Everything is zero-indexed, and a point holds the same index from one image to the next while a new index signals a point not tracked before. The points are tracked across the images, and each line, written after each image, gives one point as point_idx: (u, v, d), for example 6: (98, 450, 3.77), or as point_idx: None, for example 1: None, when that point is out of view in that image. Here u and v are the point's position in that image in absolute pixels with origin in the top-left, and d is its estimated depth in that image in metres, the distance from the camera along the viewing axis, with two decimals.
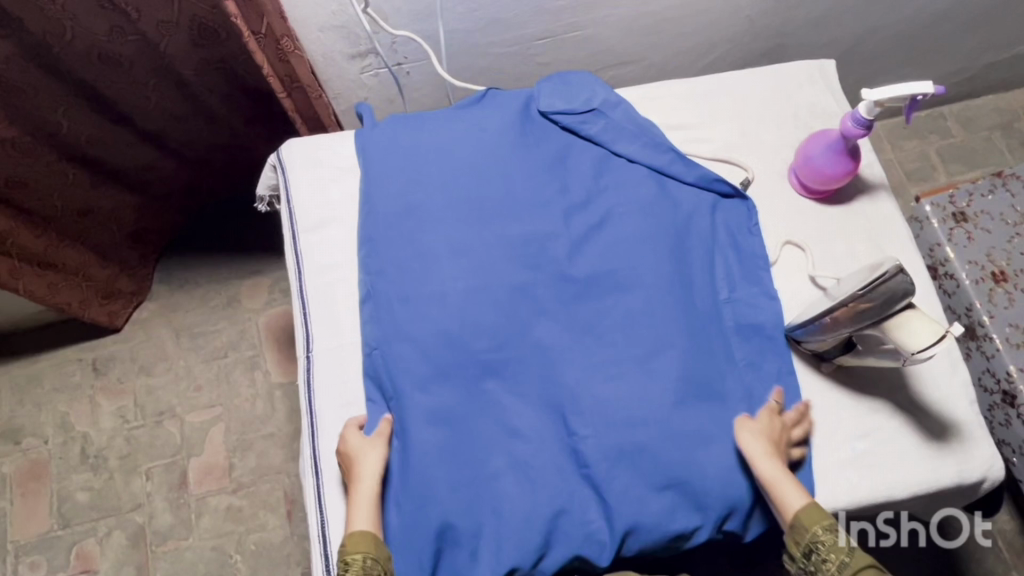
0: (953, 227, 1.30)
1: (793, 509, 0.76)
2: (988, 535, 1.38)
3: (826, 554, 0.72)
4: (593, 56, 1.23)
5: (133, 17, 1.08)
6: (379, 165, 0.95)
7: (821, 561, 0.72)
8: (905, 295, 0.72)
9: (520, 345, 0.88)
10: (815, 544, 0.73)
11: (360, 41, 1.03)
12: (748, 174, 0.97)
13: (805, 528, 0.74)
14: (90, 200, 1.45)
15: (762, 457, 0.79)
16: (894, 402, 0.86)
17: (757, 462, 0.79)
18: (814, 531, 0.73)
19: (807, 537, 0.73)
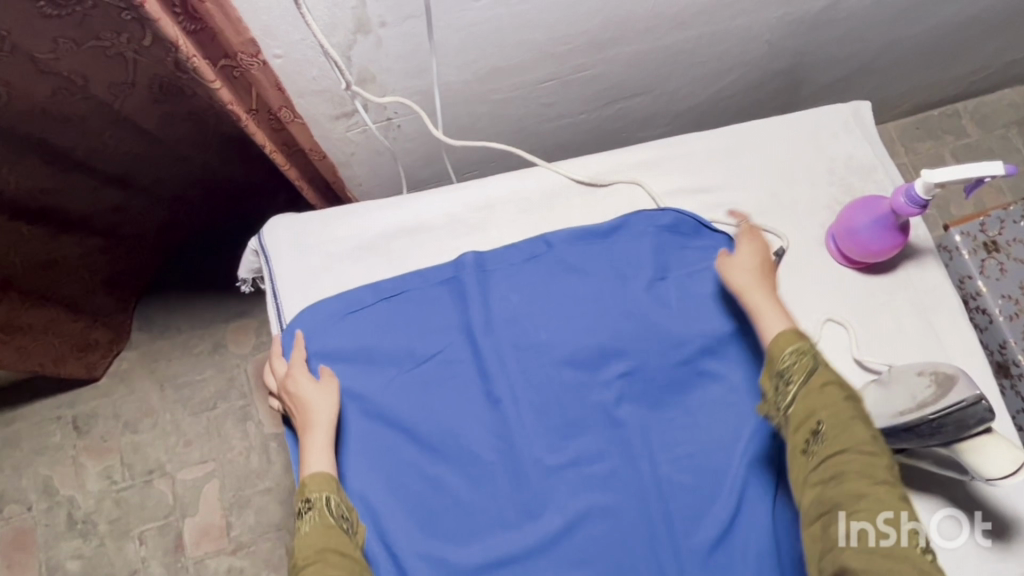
0: (984, 259, 1.21)
1: (771, 335, 0.76)
2: None
3: (790, 375, 0.72)
4: (599, 92, 1.11)
5: (79, 83, 0.92)
6: (365, 266, 0.87)
7: (787, 381, 0.72)
8: (981, 421, 0.64)
9: (522, 462, 0.81)
10: (784, 368, 0.72)
11: (345, 102, 0.91)
12: (782, 242, 0.87)
13: (777, 354, 0.73)
14: (53, 251, 1.28)
15: (747, 286, 0.79)
16: (949, 498, 0.80)
17: (743, 290, 0.79)
18: (783, 356, 0.73)
19: (778, 362, 0.73)
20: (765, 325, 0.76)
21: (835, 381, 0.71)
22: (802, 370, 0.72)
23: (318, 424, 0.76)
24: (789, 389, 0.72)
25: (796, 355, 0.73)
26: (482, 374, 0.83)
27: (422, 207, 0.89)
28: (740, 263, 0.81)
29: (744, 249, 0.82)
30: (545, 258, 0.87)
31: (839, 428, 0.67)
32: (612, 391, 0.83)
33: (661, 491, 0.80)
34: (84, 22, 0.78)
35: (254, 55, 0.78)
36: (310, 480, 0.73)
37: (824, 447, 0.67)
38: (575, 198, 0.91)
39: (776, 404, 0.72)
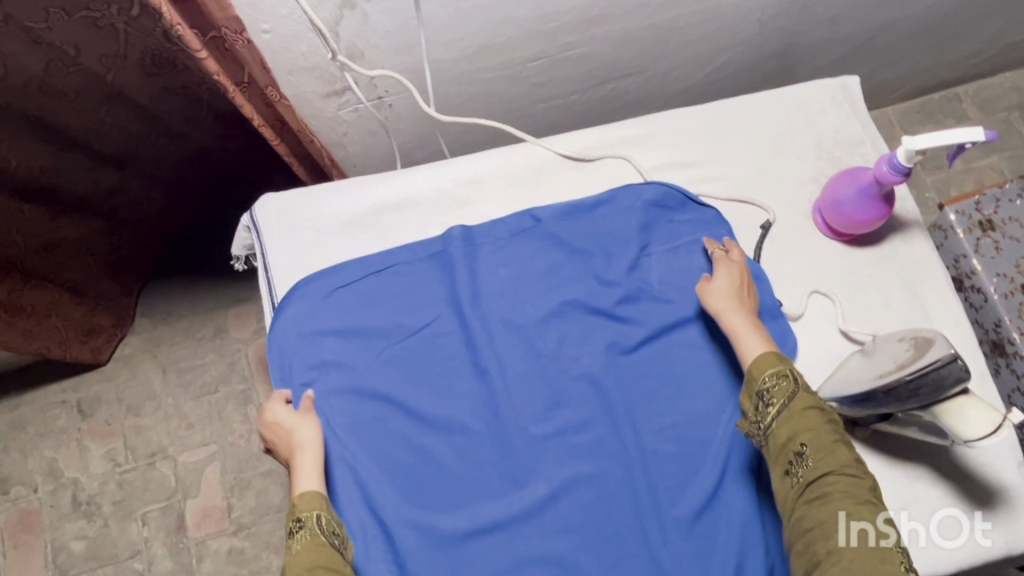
0: (979, 238, 1.21)
1: (751, 356, 0.76)
2: None
3: (771, 398, 0.72)
4: (590, 72, 1.12)
5: (72, 55, 0.95)
6: (353, 240, 0.89)
7: (766, 406, 0.72)
8: (958, 381, 0.63)
9: (508, 431, 0.81)
10: (762, 390, 0.72)
11: (335, 79, 0.92)
12: (769, 215, 0.88)
13: (755, 377, 0.73)
14: (53, 232, 1.30)
15: (727, 311, 0.79)
16: (934, 468, 0.80)
17: (723, 316, 0.79)
18: (762, 378, 0.73)
19: (756, 385, 0.73)
20: (745, 348, 0.76)
21: (815, 406, 0.71)
22: (782, 395, 0.72)
23: (304, 445, 0.76)
24: (768, 411, 0.72)
25: (775, 377, 0.73)
26: (469, 347, 0.84)
27: (410, 183, 0.90)
28: (718, 289, 0.80)
29: (720, 275, 0.81)
30: (533, 232, 0.88)
31: (822, 450, 0.68)
32: (597, 362, 0.84)
33: (646, 461, 0.80)
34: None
35: (239, 32, 0.79)
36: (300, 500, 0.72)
37: (808, 471, 0.67)
38: (562, 173, 0.91)
39: (755, 425, 0.73)
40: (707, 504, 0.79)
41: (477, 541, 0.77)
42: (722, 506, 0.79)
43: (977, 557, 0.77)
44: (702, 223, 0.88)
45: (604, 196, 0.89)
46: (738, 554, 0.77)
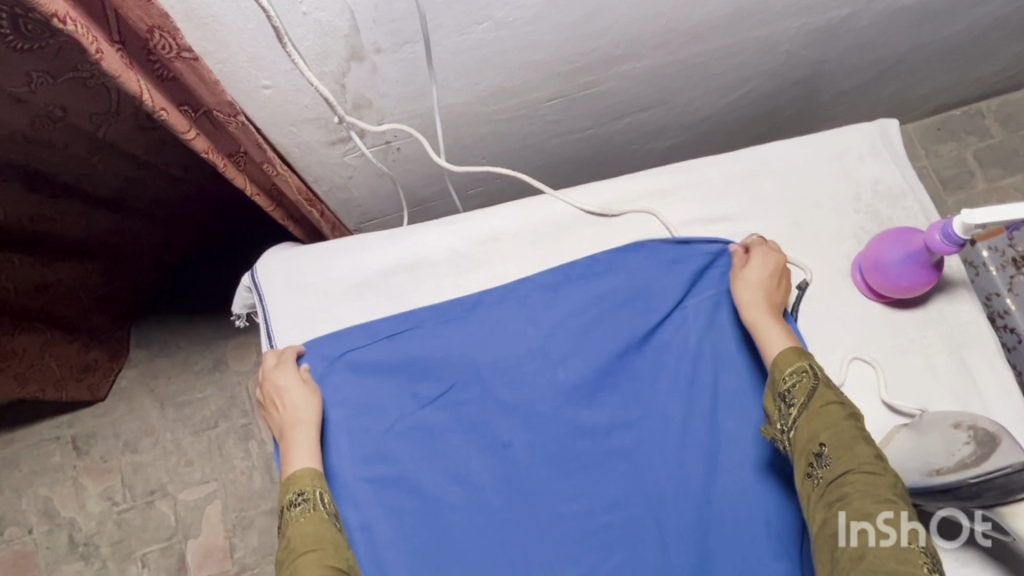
0: (1014, 275, 1.16)
1: (773, 353, 0.74)
2: None
3: (792, 395, 0.69)
4: (609, 108, 1.06)
5: (59, 114, 0.94)
6: (363, 304, 0.83)
7: (788, 403, 0.69)
8: None
9: (533, 512, 0.77)
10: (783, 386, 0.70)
11: (339, 128, 0.86)
12: (806, 274, 0.82)
13: (777, 371, 0.71)
14: (46, 275, 1.23)
15: (751, 303, 0.77)
16: (987, 551, 0.74)
17: (745, 307, 0.77)
18: (783, 374, 0.70)
19: (778, 380, 0.71)
20: (767, 345, 0.74)
21: (836, 403, 0.67)
22: (803, 394, 0.68)
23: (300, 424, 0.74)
24: (791, 411, 0.69)
25: (796, 373, 0.70)
26: (488, 420, 0.79)
27: (424, 242, 0.84)
28: (748, 278, 0.78)
29: (753, 263, 0.79)
30: (564, 293, 0.82)
31: (842, 447, 0.63)
32: (626, 435, 0.79)
33: (682, 543, 0.75)
34: (60, 53, 0.81)
35: (232, 115, 0.74)
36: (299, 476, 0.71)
37: (828, 470, 0.63)
38: (585, 229, 0.85)
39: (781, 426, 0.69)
40: None
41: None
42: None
43: None
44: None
45: (637, 250, 0.83)
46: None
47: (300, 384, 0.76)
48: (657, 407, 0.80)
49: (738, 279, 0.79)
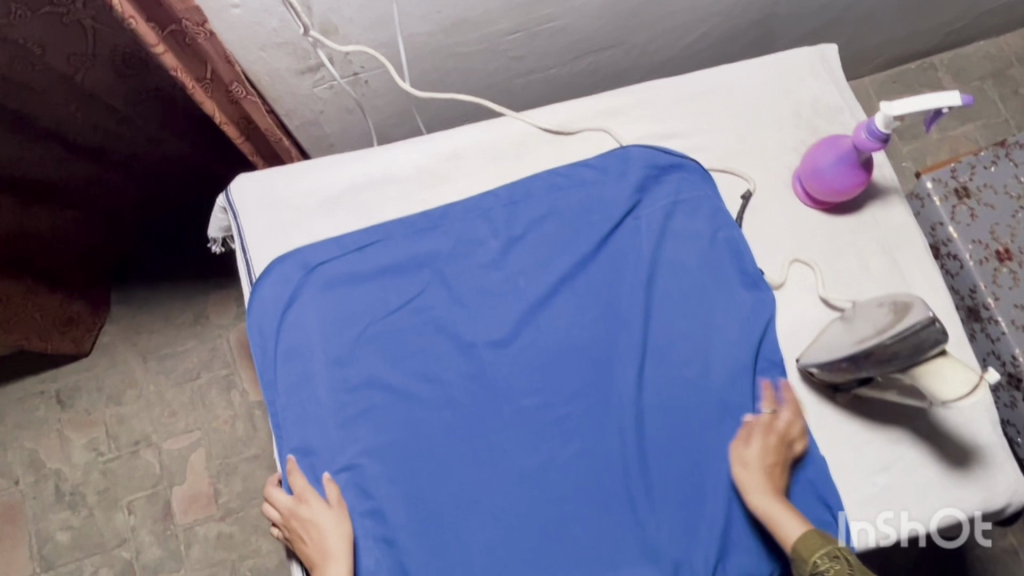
0: (956, 205, 1.23)
1: (792, 537, 0.73)
2: (989, 539, 1.36)
3: None
4: (569, 45, 1.10)
5: (38, 54, 0.96)
6: (334, 219, 0.87)
7: None
8: (936, 344, 0.65)
9: (497, 405, 0.82)
10: (816, 574, 0.69)
11: (308, 56, 0.90)
12: (749, 185, 0.88)
13: (805, 558, 0.70)
14: (25, 221, 1.25)
15: (755, 490, 0.76)
16: (914, 431, 0.82)
17: (750, 494, 0.76)
18: (814, 560, 0.69)
19: (808, 567, 0.70)
20: (784, 531, 0.73)
21: None
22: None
23: (332, 554, 0.75)
24: None
25: (828, 557, 0.69)
26: (452, 323, 0.84)
27: (388, 160, 0.88)
28: (749, 461, 0.78)
29: (755, 446, 0.79)
30: (525, 204, 0.87)
31: None
32: (583, 334, 0.84)
33: (640, 429, 0.81)
34: None
35: (201, 24, 0.80)
36: None
37: None
38: (543, 146, 0.90)
39: None
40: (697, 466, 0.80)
41: (464, 514, 0.78)
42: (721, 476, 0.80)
43: (961, 514, 0.79)
44: (690, 190, 0.88)
45: (593, 163, 0.88)
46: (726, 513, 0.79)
47: (331, 518, 0.76)
48: (614, 309, 0.85)
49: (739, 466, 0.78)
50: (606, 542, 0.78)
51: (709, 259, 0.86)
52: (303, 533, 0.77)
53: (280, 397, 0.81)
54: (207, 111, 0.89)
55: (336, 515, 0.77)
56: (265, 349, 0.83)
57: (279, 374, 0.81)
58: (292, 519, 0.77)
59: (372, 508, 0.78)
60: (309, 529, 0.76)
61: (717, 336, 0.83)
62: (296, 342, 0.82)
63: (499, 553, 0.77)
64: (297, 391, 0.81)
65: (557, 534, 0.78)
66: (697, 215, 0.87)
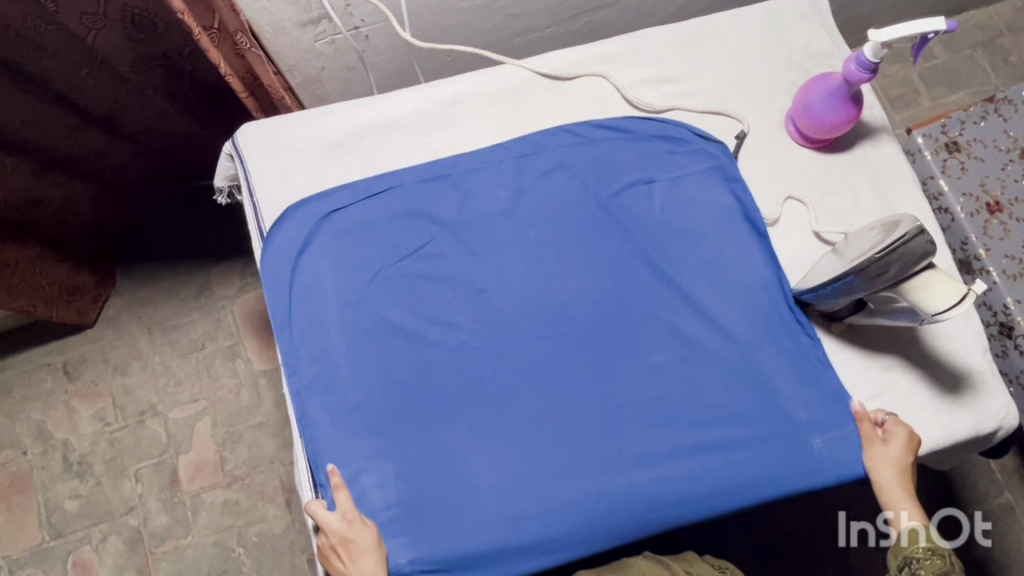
0: (946, 159, 1.26)
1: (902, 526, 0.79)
2: (988, 536, 1.36)
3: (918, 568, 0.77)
4: (566, 2, 1.12)
5: (51, 10, 0.92)
6: (339, 164, 0.89)
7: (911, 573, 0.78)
8: (925, 255, 0.68)
9: (503, 343, 0.83)
10: (910, 560, 0.78)
11: (310, 6, 0.92)
12: (743, 126, 0.90)
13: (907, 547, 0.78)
14: (36, 189, 1.26)
15: (891, 486, 0.78)
16: (907, 358, 0.84)
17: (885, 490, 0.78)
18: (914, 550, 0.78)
19: (906, 553, 0.78)
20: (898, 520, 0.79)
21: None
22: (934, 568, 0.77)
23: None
24: None
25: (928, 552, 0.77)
26: (458, 266, 0.85)
27: (391, 106, 0.91)
28: (891, 459, 0.78)
29: (898, 442, 0.79)
30: (528, 151, 0.89)
31: None
32: (586, 276, 0.86)
33: (651, 378, 0.82)
34: None
35: None
36: None
37: None
38: (542, 92, 0.92)
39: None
40: (703, 399, 0.81)
41: (473, 451, 0.79)
42: (737, 425, 0.80)
43: (952, 437, 0.81)
44: (703, 160, 0.89)
45: (605, 123, 0.90)
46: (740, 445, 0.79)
47: (373, 544, 0.75)
48: (623, 258, 0.86)
49: (878, 462, 0.78)
50: (619, 475, 0.78)
51: (725, 226, 0.87)
52: (344, 552, 0.75)
53: (291, 335, 0.83)
54: (212, 61, 0.89)
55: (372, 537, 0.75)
56: (279, 292, 0.84)
57: (291, 314, 0.83)
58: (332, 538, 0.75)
59: (382, 450, 0.79)
60: (349, 552, 0.75)
61: (719, 273, 0.85)
62: (306, 283, 0.84)
63: (509, 491, 0.78)
64: (310, 332, 0.83)
65: (568, 466, 0.79)
66: (696, 158, 0.89)
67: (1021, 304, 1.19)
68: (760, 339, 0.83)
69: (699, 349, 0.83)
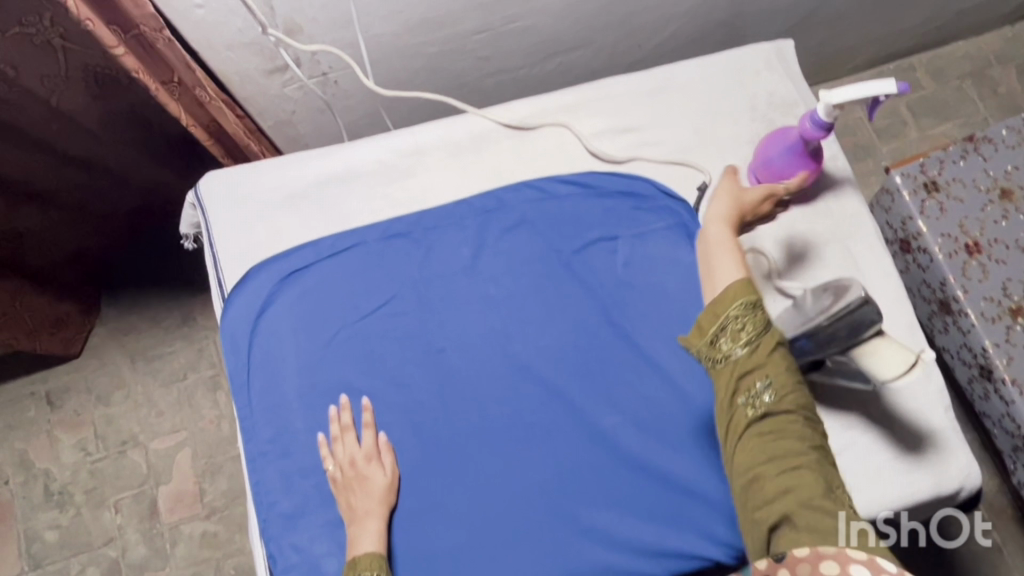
0: (925, 199, 1.24)
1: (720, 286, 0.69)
2: (988, 535, 1.33)
3: (736, 328, 0.67)
4: (537, 45, 1.11)
5: (11, 75, 0.94)
6: (301, 217, 0.89)
7: (730, 335, 0.67)
8: (873, 325, 0.66)
9: (461, 402, 0.83)
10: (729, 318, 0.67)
11: (275, 55, 0.92)
12: (705, 177, 0.90)
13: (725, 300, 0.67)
14: (14, 220, 1.26)
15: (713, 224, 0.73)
16: (868, 416, 0.83)
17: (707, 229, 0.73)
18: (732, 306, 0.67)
19: (725, 309, 0.67)
20: (717, 279, 0.70)
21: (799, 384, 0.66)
22: (752, 328, 0.66)
23: (374, 510, 0.77)
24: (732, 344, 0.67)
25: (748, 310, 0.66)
26: (419, 322, 0.85)
27: (353, 157, 0.91)
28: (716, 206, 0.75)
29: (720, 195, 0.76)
30: (495, 211, 0.89)
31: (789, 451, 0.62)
32: (546, 332, 0.85)
33: (608, 443, 0.82)
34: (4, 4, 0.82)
35: (158, 30, 0.81)
36: (362, 556, 0.74)
37: (762, 431, 0.64)
38: (504, 142, 0.93)
39: (718, 350, 0.68)
40: (660, 463, 0.81)
41: (428, 516, 0.79)
42: (693, 489, 0.80)
43: (912, 499, 0.80)
44: (669, 217, 0.88)
45: (569, 179, 0.90)
46: (697, 512, 0.80)
47: (385, 485, 0.79)
48: (584, 314, 0.86)
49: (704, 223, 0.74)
50: (571, 539, 0.79)
51: (690, 285, 0.87)
52: (354, 487, 0.78)
53: (249, 393, 0.83)
54: (171, 113, 0.92)
55: (385, 464, 0.80)
56: (238, 354, 0.84)
57: (250, 370, 0.84)
58: (348, 469, 0.79)
59: (336, 519, 0.79)
60: (363, 487, 0.78)
61: (679, 331, 0.85)
62: (265, 338, 0.84)
63: (463, 559, 0.78)
64: (268, 395, 0.83)
65: (522, 530, 0.79)
66: (659, 216, 0.89)
67: (1000, 347, 1.17)
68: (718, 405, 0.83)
69: (658, 410, 0.83)
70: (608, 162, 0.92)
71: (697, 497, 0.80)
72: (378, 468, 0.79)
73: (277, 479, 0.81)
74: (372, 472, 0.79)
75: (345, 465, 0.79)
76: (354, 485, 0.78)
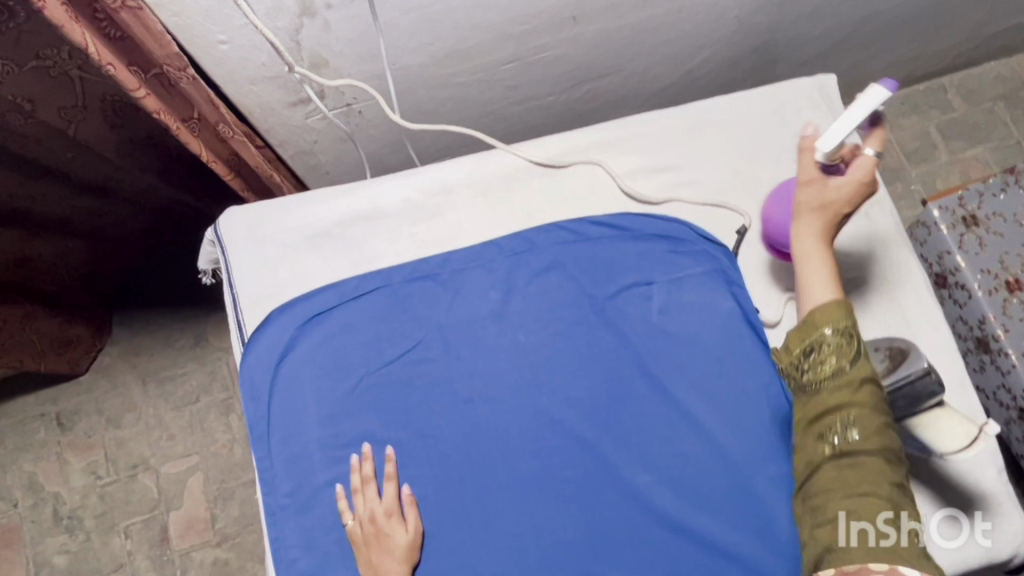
0: (963, 233, 1.20)
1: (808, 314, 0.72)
2: None
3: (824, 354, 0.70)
4: (565, 74, 1.08)
5: (29, 108, 0.91)
6: (325, 257, 0.86)
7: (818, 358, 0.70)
8: (931, 394, 0.70)
9: (490, 455, 0.80)
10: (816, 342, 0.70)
11: (299, 88, 0.89)
12: (744, 220, 0.88)
13: (812, 324, 0.71)
14: (25, 247, 1.23)
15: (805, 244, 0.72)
16: (916, 476, 0.79)
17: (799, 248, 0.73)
18: (820, 330, 0.70)
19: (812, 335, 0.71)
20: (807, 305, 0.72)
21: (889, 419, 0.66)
22: (842, 355, 0.69)
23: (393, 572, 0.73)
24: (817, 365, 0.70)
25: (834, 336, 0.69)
26: (447, 369, 0.82)
27: (378, 194, 0.88)
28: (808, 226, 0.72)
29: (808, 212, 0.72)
30: (527, 254, 0.86)
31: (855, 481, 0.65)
32: (578, 381, 0.82)
33: (641, 502, 0.78)
34: (22, 39, 0.79)
35: (182, 69, 0.78)
36: None
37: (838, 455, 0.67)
38: (535, 180, 0.90)
39: (804, 372, 0.72)
40: (699, 525, 0.77)
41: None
42: (733, 553, 0.76)
43: (962, 565, 0.76)
44: (706, 263, 0.85)
45: (602, 221, 0.87)
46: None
47: (407, 543, 0.75)
48: (619, 362, 0.83)
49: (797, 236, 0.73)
50: None
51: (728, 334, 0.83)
52: (373, 544, 0.74)
53: (269, 444, 0.79)
54: (192, 150, 0.89)
55: (407, 522, 0.76)
56: (257, 402, 0.81)
57: (270, 419, 0.80)
58: (368, 526, 0.75)
59: None
60: (383, 546, 0.74)
61: (718, 382, 0.82)
62: (286, 386, 0.81)
63: None
64: (288, 446, 0.80)
65: None
66: (696, 260, 0.85)
67: None
68: (760, 463, 0.79)
69: (696, 467, 0.79)
70: (643, 203, 0.90)
71: (738, 561, 0.76)
72: (400, 526, 0.75)
73: (297, 534, 0.78)
74: (393, 530, 0.75)
75: (365, 520, 0.76)
76: (374, 542, 0.75)
